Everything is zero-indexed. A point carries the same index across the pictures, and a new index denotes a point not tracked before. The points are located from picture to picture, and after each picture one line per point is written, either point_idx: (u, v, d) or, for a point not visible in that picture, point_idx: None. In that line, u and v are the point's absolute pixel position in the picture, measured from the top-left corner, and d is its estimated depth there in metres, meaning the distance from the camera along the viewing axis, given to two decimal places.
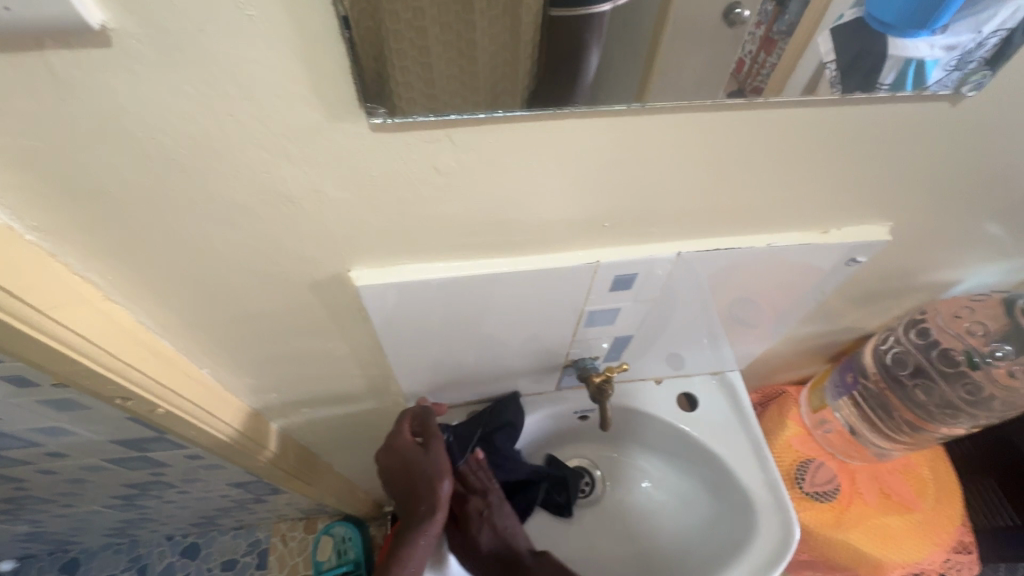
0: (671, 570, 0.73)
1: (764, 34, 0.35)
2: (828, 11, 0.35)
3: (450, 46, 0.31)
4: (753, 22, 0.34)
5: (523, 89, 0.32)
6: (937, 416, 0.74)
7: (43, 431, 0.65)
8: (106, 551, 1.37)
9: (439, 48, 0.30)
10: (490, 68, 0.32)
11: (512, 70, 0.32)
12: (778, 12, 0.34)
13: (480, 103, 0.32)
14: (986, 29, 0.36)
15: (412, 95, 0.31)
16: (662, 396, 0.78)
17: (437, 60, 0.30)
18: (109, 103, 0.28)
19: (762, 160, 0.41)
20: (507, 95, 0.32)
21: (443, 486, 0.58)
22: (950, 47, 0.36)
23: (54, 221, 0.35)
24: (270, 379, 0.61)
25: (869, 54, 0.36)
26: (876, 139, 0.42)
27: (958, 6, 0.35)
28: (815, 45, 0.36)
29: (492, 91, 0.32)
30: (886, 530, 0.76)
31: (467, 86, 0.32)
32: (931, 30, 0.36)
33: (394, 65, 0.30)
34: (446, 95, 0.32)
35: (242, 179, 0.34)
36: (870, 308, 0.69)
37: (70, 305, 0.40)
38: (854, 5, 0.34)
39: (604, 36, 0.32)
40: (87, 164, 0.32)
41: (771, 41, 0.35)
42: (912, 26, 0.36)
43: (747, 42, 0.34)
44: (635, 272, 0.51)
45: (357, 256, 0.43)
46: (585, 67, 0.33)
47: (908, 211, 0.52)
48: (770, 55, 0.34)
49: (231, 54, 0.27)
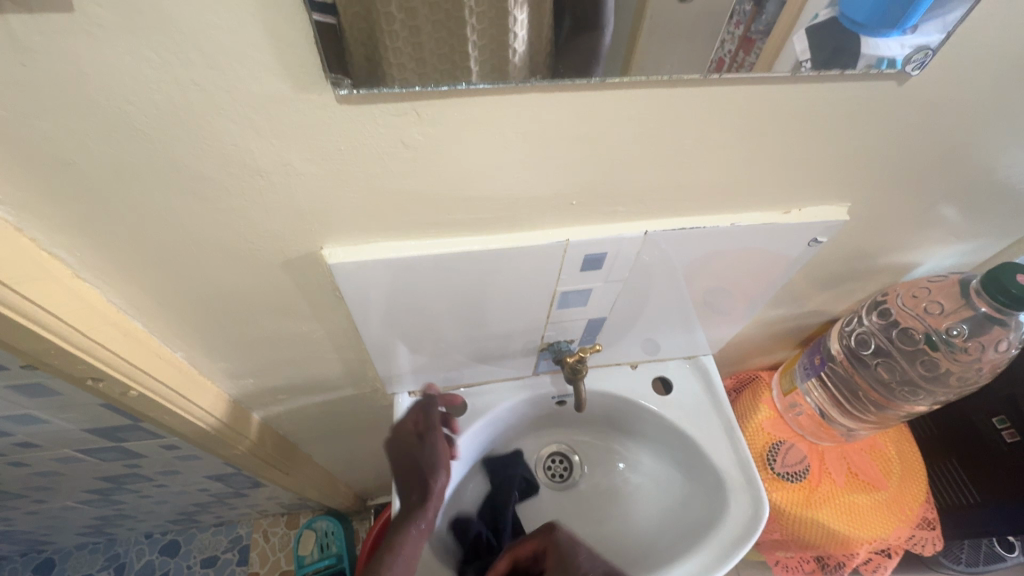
0: (645, 551, 0.74)
1: (742, 34, 0.36)
2: (805, 11, 0.37)
3: (441, 27, 0.32)
4: (732, 20, 0.35)
5: (519, 64, 0.34)
6: (898, 394, 0.76)
7: (13, 420, 0.64)
8: (82, 550, 1.35)
9: (431, 27, 0.32)
10: (482, 49, 0.33)
11: (500, 52, 0.34)
12: (755, 13, 0.36)
13: (466, 79, 0.34)
14: (951, 29, 0.38)
15: (404, 75, 0.32)
16: (639, 380, 0.80)
17: (429, 41, 0.32)
18: (72, 69, 0.29)
19: (725, 138, 0.43)
20: (497, 72, 0.34)
21: (438, 479, 0.63)
22: (919, 47, 0.39)
23: (19, 193, 0.35)
24: (245, 364, 0.61)
25: (845, 51, 0.38)
26: (830, 119, 0.44)
27: (926, 6, 0.37)
28: (791, 44, 0.37)
29: (483, 69, 0.34)
30: (853, 507, 0.78)
31: (460, 63, 0.33)
32: (903, 29, 0.38)
33: (385, 45, 0.31)
34: (435, 74, 0.33)
35: (210, 150, 0.35)
36: (833, 289, 0.72)
37: (37, 280, 0.40)
38: (828, 6, 0.37)
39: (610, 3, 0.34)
40: (51, 133, 0.32)
41: (749, 41, 0.37)
42: (885, 25, 0.38)
43: (726, 42, 0.36)
44: (604, 252, 0.52)
45: (329, 232, 0.44)
46: (597, 46, 0.34)
47: (866, 191, 0.54)
48: (748, 55, 0.37)
49: (193, 20, 0.28)
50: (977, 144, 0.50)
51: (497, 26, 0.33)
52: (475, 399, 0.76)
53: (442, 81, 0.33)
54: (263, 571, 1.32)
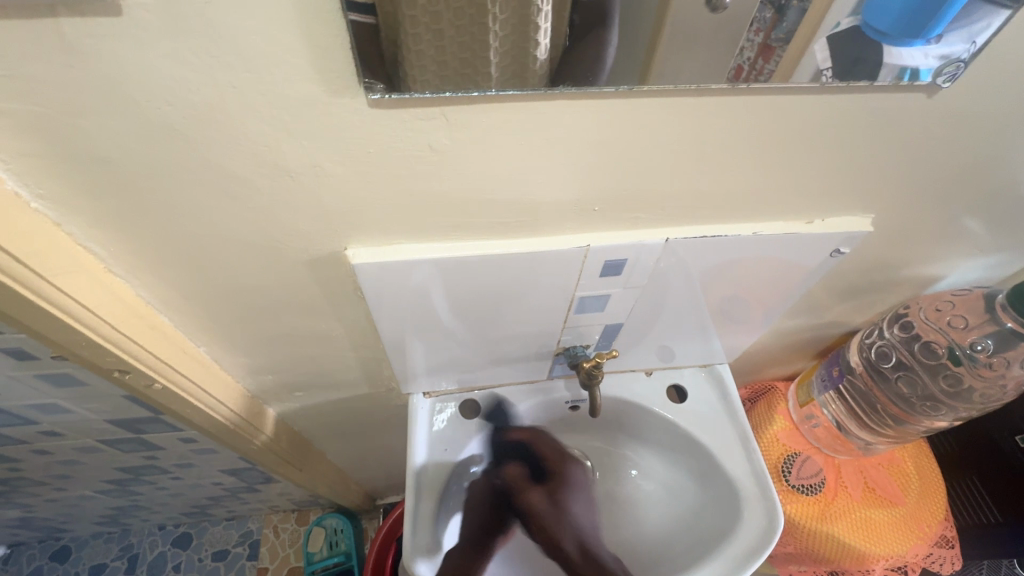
0: (656, 561, 0.74)
1: (763, 41, 0.36)
2: (825, 20, 0.36)
3: (465, 33, 0.33)
4: (752, 29, 0.35)
5: (539, 69, 0.35)
6: (919, 408, 0.75)
7: (40, 409, 0.66)
8: (97, 540, 1.38)
9: (455, 32, 0.33)
10: (502, 52, 0.34)
11: (523, 58, 0.35)
12: (776, 20, 0.36)
13: (489, 83, 0.34)
14: (979, 40, 0.37)
15: (425, 76, 0.33)
16: (652, 387, 0.80)
17: (452, 44, 0.33)
18: (117, 71, 0.30)
19: (750, 145, 0.43)
20: (517, 78, 0.35)
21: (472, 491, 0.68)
22: (944, 56, 0.38)
23: (59, 188, 0.37)
24: (265, 360, 0.62)
25: (866, 59, 0.38)
26: (856, 127, 0.43)
27: (952, 16, 0.37)
28: (813, 53, 0.37)
29: (503, 74, 0.35)
30: (870, 523, 0.77)
31: (483, 66, 0.34)
32: (926, 39, 0.38)
33: (410, 48, 0.32)
34: (458, 77, 0.34)
35: (242, 151, 0.36)
36: (854, 301, 0.72)
37: (72, 273, 0.41)
38: (850, 14, 0.37)
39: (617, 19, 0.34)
40: (93, 132, 0.33)
41: (769, 48, 0.36)
42: (910, 35, 0.38)
43: (744, 48, 0.36)
44: (624, 258, 0.52)
45: (352, 233, 0.45)
46: (602, 57, 0.35)
47: (892, 201, 0.53)
48: (767, 62, 0.37)
49: (235, 25, 0.28)
50: (1006, 156, 0.49)
51: (514, 29, 0.34)
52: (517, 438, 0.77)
53: (466, 85, 0.34)
54: (272, 567, 1.33)
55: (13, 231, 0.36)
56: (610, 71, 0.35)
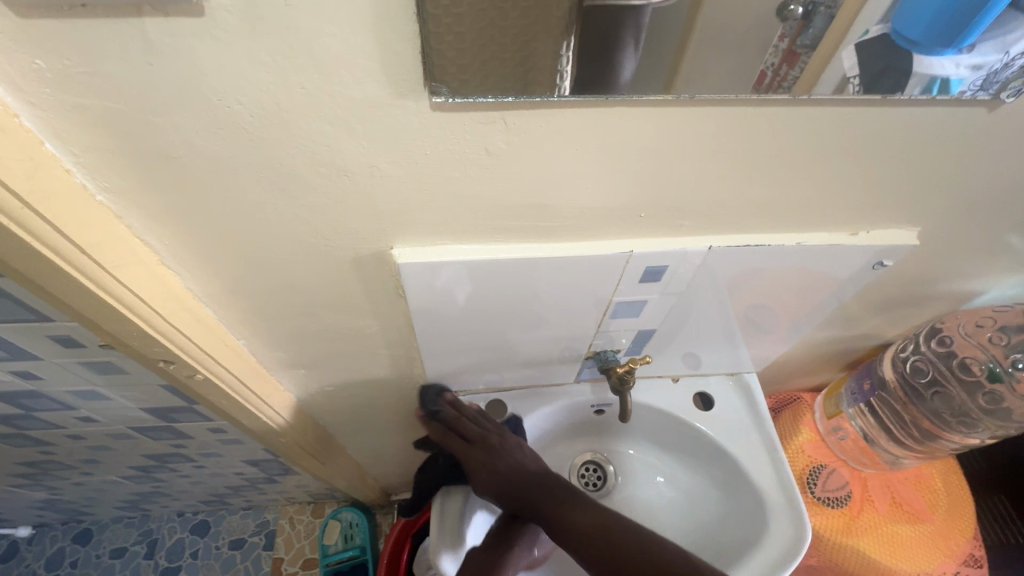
0: None
1: (787, 47, 0.35)
2: (851, 31, 0.36)
3: (484, 34, 0.31)
4: (777, 35, 0.35)
5: (554, 76, 0.33)
6: (953, 425, 0.75)
7: (79, 394, 0.67)
8: (117, 523, 1.40)
9: (476, 34, 0.31)
10: (519, 56, 0.32)
11: (537, 60, 0.32)
12: (801, 27, 0.35)
13: (505, 88, 0.33)
14: (1013, 50, 0.36)
15: (449, 78, 0.32)
16: (679, 394, 0.79)
17: (472, 46, 0.31)
18: (192, 69, 0.30)
19: (800, 155, 0.42)
20: (530, 82, 0.33)
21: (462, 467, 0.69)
22: (976, 67, 0.37)
23: (124, 182, 0.37)
24: (300, 354, 0.62)
25: (893, 70, 0.37)
26: (908, 139, 0.42)
27: (986, 25, 0.36)
28: (840, 59, 0.36)
29: (519, 77, 0.33)
30: (897, 538, 0.75)
31: (499, 70, 0.32)
32: (958, 48, 0.37)
33: (433, 49, 0.30)
34: (477, 79, 0.32)
35: (304, 150, 0.36)
36: (890, 314, 0.71)
37: (130, 265, 0.42)
38: (879, 22, 0.36)
39: (643, 31, 0.33)
40: (162, 128, 0.33)
41: (794, 54, 0.35)
42: (945, 45, 0.37)
43: (769, 55, 0.35)
44: (665, 264, 0.53)
45: (400, 233, 0.45)
46: (619, 69, 0.34)
47: (938, 216, 0.52)
48: (792, 68, 0.36)
49: (311, 27, 0.29)
50: None
51: (529, 33, 0.31)
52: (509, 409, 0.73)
53: (485, 88, 0.33)
54: (287, 557, 1.34)
55: (80, 223, 0.37)
56: (633, 76, 0.34)
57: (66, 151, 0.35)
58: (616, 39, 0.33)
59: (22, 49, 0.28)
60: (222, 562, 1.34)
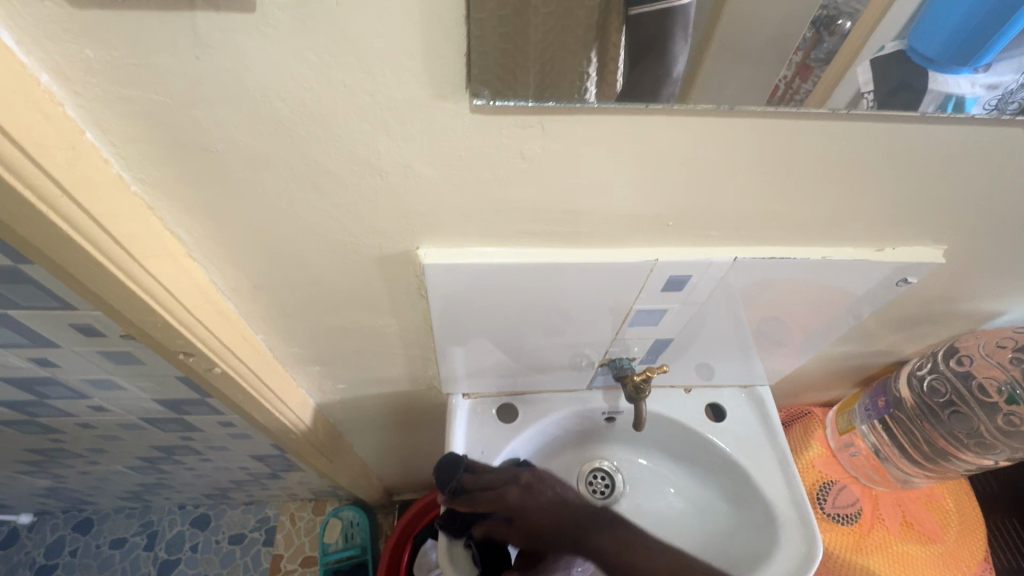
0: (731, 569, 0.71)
1: (801, 60, 0.35)
2: (870, 42, 0.36)
3: (507, 39, 0.31)
4: (792, 48, 0.35)
5: (578, 82, 0.33)
6: (969, 446, 0.75)
7: (94, 383, 0.67)
8: (118, 514, 1.40)
9: (497, 38, 0.31)
10: (541, 60, 0.32)
11: (562, 65, 0.33)
12: (816, 40, 0.36)
13: (527, 92, 0.33)
14: None
15: (481, 83, 0.32)
16: (692, 405, 0.79)
17: (494, 50, 0.31)
18: (239, 64, 0.30)
19: (832, 170, 0.42)
20: (552, 86, 0.33)
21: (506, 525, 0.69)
22: (991, 86, 0.37)
23: (161, 173, 0.37)
24: (317, 351, 0.63)
25: (908, 86, 0.37)
26: (943, 157, 0.42)
27: (1001, 47, 0.36)
28: (853, 75, 0.36)
29: (542, 81, 0.33)
30: (907, 558, 0.74)
31: (518, 78, 0.32)
32: (974, 67, 0.37)
33: (472, 52, 0.30)
34: (498, 82, 0.32)
35: (340, 147, 0.36)
36: (909, 332, 0.71)
37: (159, 256, 0.42)
38: (895, 38, 0.36)
39: (691, 29, 0.34)
40: (201, 120, 0.34)
41: (807, 68, 0.35)
42: (957, 62, 0.36)
43: (783, 68, 0.35)
44: (688, 275, 0.52)
45: (428, 233, 0.45)
46: (670, 69, 0.34)
47: (965, 235, 0.52)
48: (805, 82, 0.36)
49: (359, 26, 0.29)
50: None
51: (548, 39, 0.32)
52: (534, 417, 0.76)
53: (507, 92, 0.33)
54: (287, 554, 1.34)
55: (113, 213, 0.37)
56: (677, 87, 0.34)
57: (105, 140, 0.35)
58: (657, 39, 0.33)
59: (72, 38, 0.29)
60: (222, 557, 1.34)
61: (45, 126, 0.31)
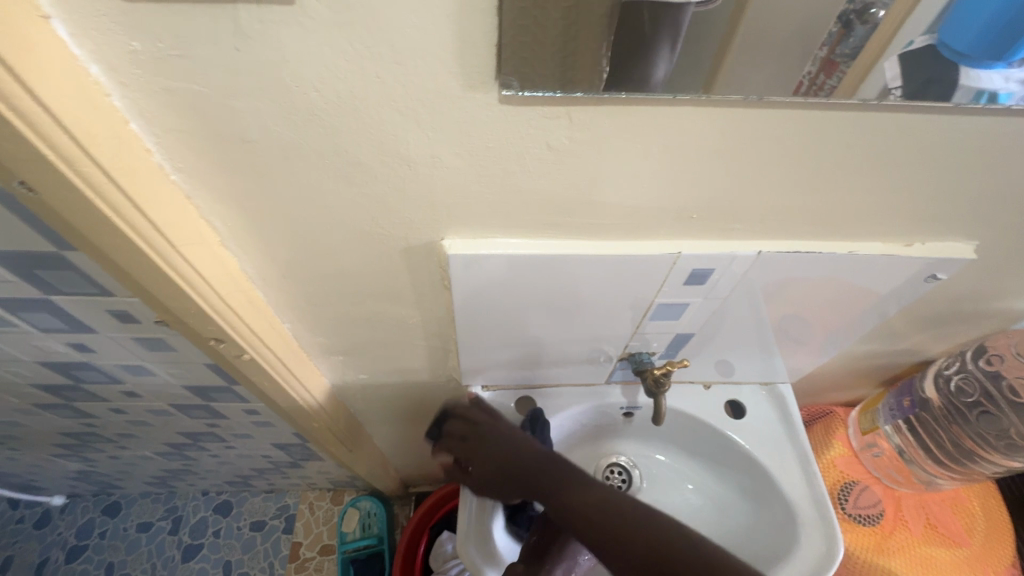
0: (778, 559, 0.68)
1: (826, 56, 0.36)
2: (897, 37, 0.37)
3: (528, 33, 0.31)
4: (816, 44, 0.36)
5: (595, 70, 0.33)
6: (999, 448, 0.73)
7: (127, 368, 0.70)
8: (144, 499, 1.44)
9: (518, 33, 0.31)
10: (562, 49, 0.32)
11: (582, 55, 0.33)
12: (842, 35, 0.36)
13: (552, 83, 0.33)
14: None
15: (510, 74, 0.33)
16: (712, 401, 0.78)
17: (517, 44, 0.31)
18: (277, 56, 0.31)
19: (861, 161, 0.42)
20: (574, 74, 0.33)
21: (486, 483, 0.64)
22: None
23: (198, 164, 0.39)
24: (341, 341, 0.64)
25: (939, 81, 0.37)
26: (977, 149, 0.41)
27: None
28: (881, 69, 0.36)
29: (565, 71, 0.33)
30: (931, 561, 0.73)
31: (541, 70, 0.32)
32: (1008, 61, 0.37)
33: (502, 44, 0.31)
34: (524, 71, 0.32)
35: (372, 138, 0.37)
36: (936, 330, 0.69)
37: (194, 243, 0.43)
38: (923, 33, 0.37)
39: (684, 31, 0.34)
40: (239, 111, 0.35)
41: (833, 63, 0.36)
42: (991, 57, 0.37)
43: (808, 62, 0.36)
44: (711, 268, 0.52)
45: (453, 224, 0.46)
46: (653, 71, 0.34)
47: (999, 230, 0.51)
48: (830, 78, 0.36)
49: (393, 16, 0.30)
50: None
51: (570, 33, 0.32)
52: (551, 408, 0.76)
53: (534, 83, 0.33)
54: (306, 542, 1.37)
55: (154, 201, 0.39)
56: (665, 81, 0.34)
57: (148, 130, 0.36)
58: (659, 33, 0.33)
59: (120, 31, 0.30)
60: (243, 543, 1.37)
61: (93, 116, 0.33)
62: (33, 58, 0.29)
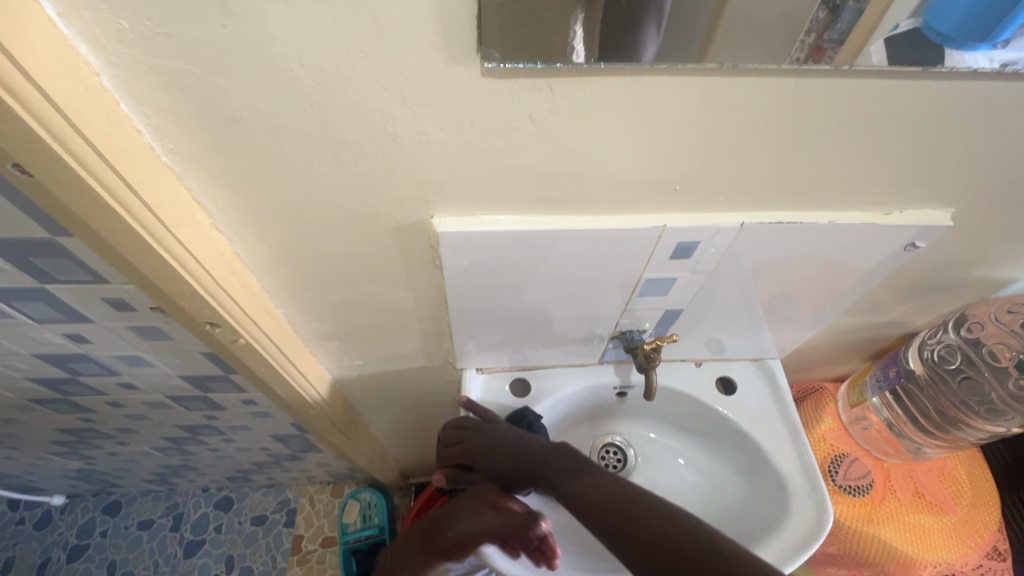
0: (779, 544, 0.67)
1: (814, 41, 0.36)
2: (885, 22, 0.36)
3: (510, 7, 0.32)
4: (804, 28, 0.36)
5: (573, 44, 0.34)
6: (981, 413, 0.76)
7: (123, 359, 0.70)
8: (145, 497, 1.45)
9: (499, 9, 0.32)
10: (541, 23, 0.33)
11: (562, 32, 0.33)
12: (829, 21, 0.36)
13: (535, 55, 0.34)
14: None
15: (491, 46, 0.33)
16: (703, 378, 0.80)
17: (498, 16, 0.32)
18: (261, 32, 0.32)
19: (836, 129, 0.43)
20: (553, 47, 0.34)
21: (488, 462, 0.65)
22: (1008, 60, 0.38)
23: (188, 144, 0.39)
24: (336, 326, 0.65)
25: (914, 46, 0.37)
26: (950, 115, 0.42)
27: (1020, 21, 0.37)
28: (868, 53, 0.37)
29: (543, 45, 0.34)
30: (919, 528, 0.75)
31: (521, 45, 0.33)
32: (992, 43, 0.37)
33: (483, 16, 0.32)
34: (506, 42, 0.33)
35: (359, 115, 0.38)
36: (918, 301, 0.71)
37: (187, 225, 0.44)
38: (910, 16, 0.37)
39: (666, 17, 0.34)
40: (227, 89, 0.35)
41: (820, 49, 0.36)
42: (975, 38, 0.37)
43: (795, 51, 0.36)
44: (696, 241, 0.54)
45: (442, 202, 0.47)
46: (642, 51, 0.35)
47: (976, 196, 0.52)
48: (818, 64, 0.36)
49: None
50: None
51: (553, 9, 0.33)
52: (545, 388, 0.78)
53: (517, 56, 0.34)
54: (307, 534, 1.37)
55: (147, 182, 0.39)
56: (656, 52, 0.35)
57: (138, 111, 0.37)
58: (640, 17, 0.34)
59: (108, 10, 0.31)
60: (245, 537, 1.38)
61: (84, 95, 0.33)
62: (26, 38, 0.29)
